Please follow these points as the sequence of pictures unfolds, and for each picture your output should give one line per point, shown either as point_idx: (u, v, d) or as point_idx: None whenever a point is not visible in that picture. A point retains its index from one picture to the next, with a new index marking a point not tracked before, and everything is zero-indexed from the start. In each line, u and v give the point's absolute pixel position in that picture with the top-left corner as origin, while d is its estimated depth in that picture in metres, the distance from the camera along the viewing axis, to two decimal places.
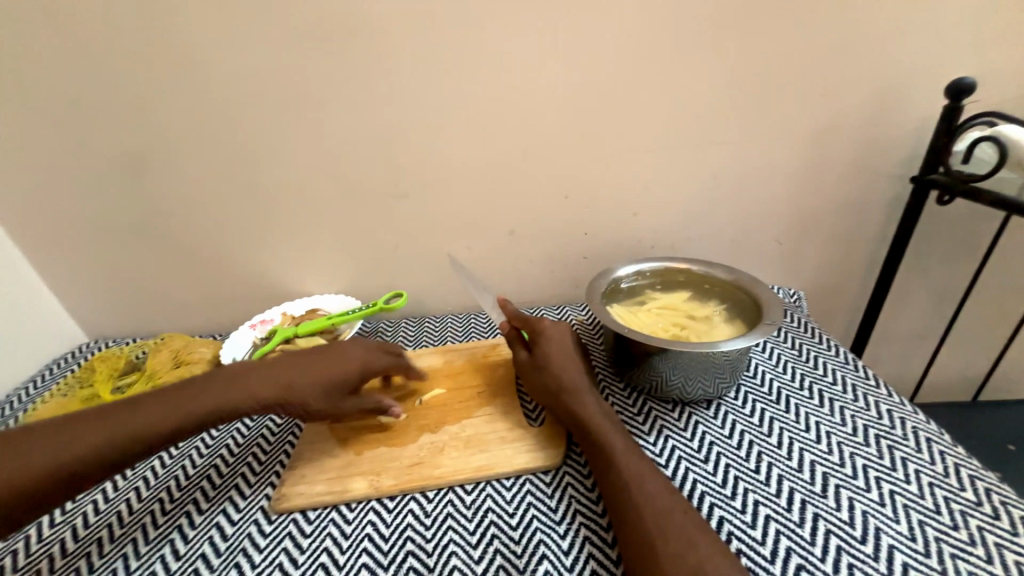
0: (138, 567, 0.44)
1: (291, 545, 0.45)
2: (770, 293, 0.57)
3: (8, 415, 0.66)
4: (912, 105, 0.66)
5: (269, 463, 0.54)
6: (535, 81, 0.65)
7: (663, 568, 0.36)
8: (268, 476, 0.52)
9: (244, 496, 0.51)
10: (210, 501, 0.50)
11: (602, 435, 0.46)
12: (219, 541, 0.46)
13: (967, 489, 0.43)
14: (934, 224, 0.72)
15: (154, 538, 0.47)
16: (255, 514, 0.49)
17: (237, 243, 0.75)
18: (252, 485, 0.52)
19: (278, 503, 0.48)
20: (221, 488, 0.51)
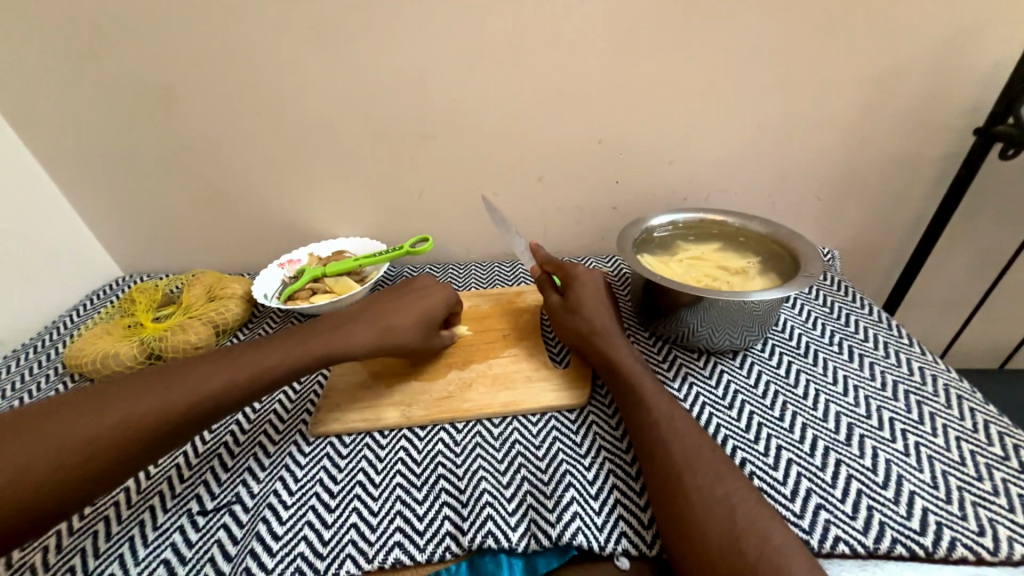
0: (189, 478, 0.47)
1: (329, 464, 0.48)
2: (810, 246, 0.55)
3: (56, 341, 0.69)
4: (988, 46, 0.60)
5: (302, 395, 0.56)
6: (573, 10, 0.60)
7: (688, 497, 0.37)
8: (303, 404, 0.55)
9: (282, 418, 0.53)
10: (250, 425, 0.53)
11: (633, 377, 0.47)
12: (261, 461, 0.49)
13: (994, 444, 0.43)
14: (990, 183, 0.68)
15: (201, 454, 0.50)
16: (294, 436, 0.51)
17: (264, 182, 0.74)
18: (290, 411, 0.54)
19: (315, 426, 0.51)
20: (260, 413, 0.54)
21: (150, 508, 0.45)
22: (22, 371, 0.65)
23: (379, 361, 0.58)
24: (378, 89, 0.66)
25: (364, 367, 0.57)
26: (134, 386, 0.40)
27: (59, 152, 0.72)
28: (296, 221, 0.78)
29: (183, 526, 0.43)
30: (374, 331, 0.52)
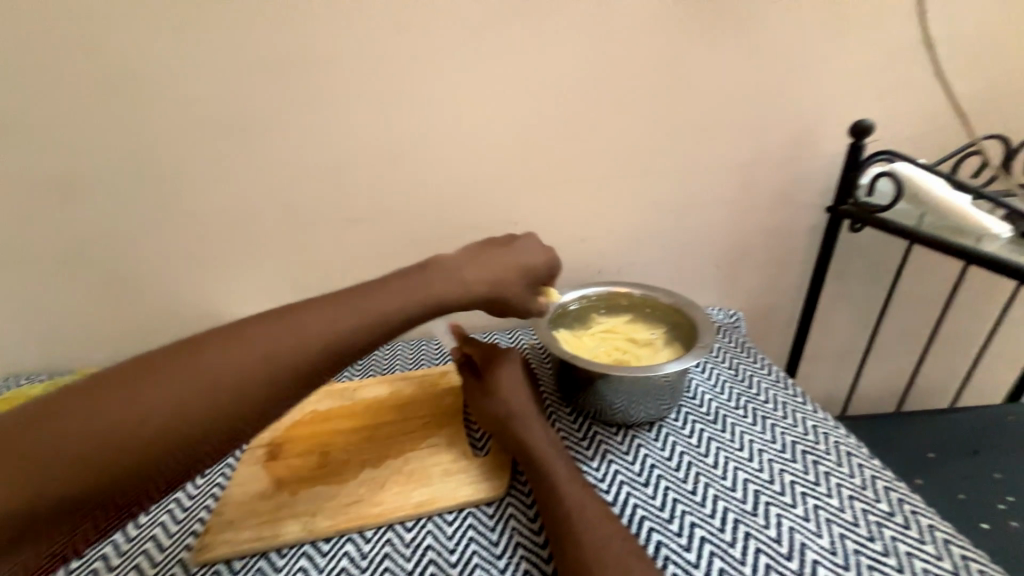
0: None
1: None
2: (705, 315, 0.60)
3: None
4: (827, 141, 0.72)
5: (202, 495, 0.52)
6: (479, 111, 0.66)
7: None
8: (200, 505, 0.51)
9: (184, 507, 0.51)
10: (121, 559, 0.46)
11: (547, 462, 0.46)
12: (154, 553, 0.47)
13: (882, 500, 0.46)
14: (852, 249, 0.78)
15: None
16: (172, 567, 0.45)
17: (170, 272, 0.71)
18: (172, 534, 0.48)
19: (200, 553, 0.45)
20: (135, 542, 0.48)
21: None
22: None
23: (284, 465, 0.53)
24: (295, 179, 0.67)
25: (266, 473, 0.52)
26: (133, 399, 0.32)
27: None
28: (205, 311, 0.74)
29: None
30: None
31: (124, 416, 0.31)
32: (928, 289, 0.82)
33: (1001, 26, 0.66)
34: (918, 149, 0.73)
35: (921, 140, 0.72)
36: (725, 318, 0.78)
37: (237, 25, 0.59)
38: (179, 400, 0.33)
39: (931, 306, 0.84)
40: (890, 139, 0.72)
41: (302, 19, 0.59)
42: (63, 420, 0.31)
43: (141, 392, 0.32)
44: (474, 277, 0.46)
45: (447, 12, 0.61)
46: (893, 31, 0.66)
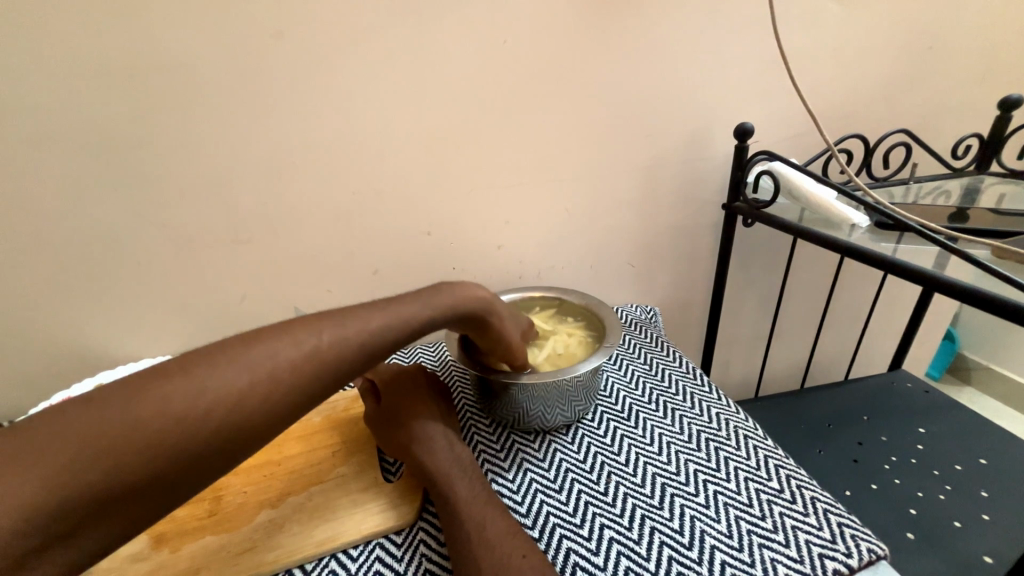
0: None
1: None
2: (613, 314, 0.61)
3: None
4: (718, 142, 0.76)
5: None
6: (378, 120, 0.63)
7: None
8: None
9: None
10: None
11: (451, 484, 0.44)
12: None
13: (773, 479, 0.49)
14: (749, 242, 0.84)
15: None
16: None
17: (34, 309, 0.63)
18: None
19: None
20: None
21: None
22: None
23: (170, 519, 0.47)
24: (175, 196, 0.61)
25: (148, 532, 0.46)
26: (213, 369, 0.33)
27: None
28: (88, 347, 0.67)
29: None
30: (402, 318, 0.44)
31: (165, 411, 0.31)
32: (817, 273, 0.91)
33: (851, 37, 0.74)
34: (798, 147, 0.80)
35: (795, 140, 0.79)
36: (643, 314, 0.80)
37: (80, 31, 0.52)
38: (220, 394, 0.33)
39: (821, 288, 0.92)
40: (769, 140, 0.78)
41: (153, 18, 0.53)
42: (95, 419, 0.30)
43: (176, 389, 0.32)
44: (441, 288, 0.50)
45: (324, 16, 0.57)
46: (764, 42, 0.71)
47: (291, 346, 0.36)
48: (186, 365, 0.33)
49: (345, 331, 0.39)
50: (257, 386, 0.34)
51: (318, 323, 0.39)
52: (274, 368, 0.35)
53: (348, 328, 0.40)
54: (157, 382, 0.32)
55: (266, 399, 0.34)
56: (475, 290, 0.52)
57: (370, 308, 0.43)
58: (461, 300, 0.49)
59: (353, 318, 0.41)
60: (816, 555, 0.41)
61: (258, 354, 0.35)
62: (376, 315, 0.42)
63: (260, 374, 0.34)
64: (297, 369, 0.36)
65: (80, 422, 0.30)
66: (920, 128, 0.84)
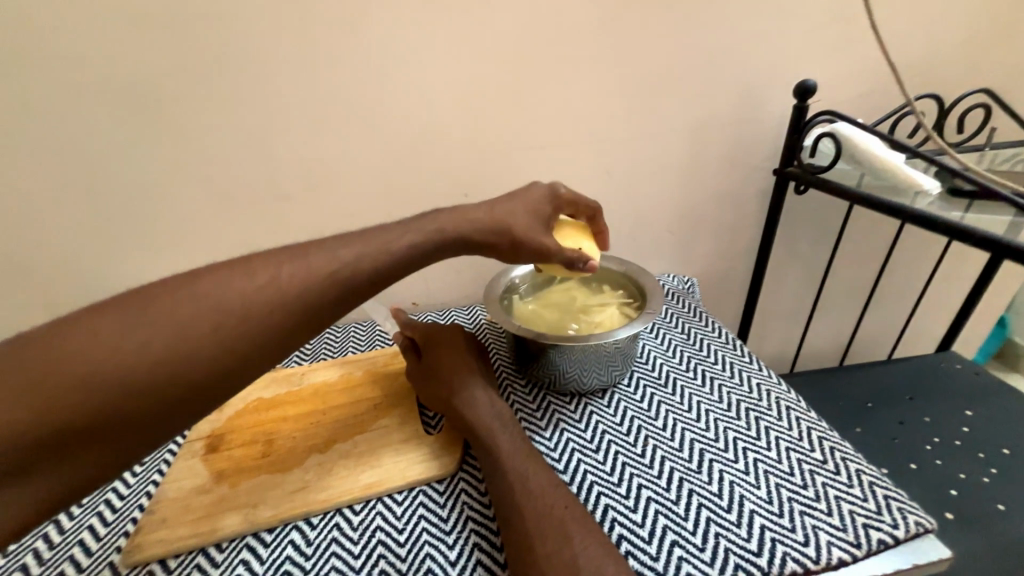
0: (121, 510, 0.48)
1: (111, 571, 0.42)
2: (653, 280, 0.60)
3: None
4: (772, 101, 0.72)
5: (94, 567, 0.43)
6: (418, 76, 0.63)
7: (542, 570, 0.35)
8: (101, 562, 0.43)
9: (81, 565, 0.43)
10: (123, 502, 0.49)
11: (494, 437, 0.45)
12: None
13: (817, 450, 0.48)
14: (799, 210, 0.80)
15: (121, 508, 0.48)
16: (140, 501, 0.48)
17: (91, 258, 0.66)
18: (118, 509, 0.48)
19: (147, 518, 0.45)
20: (129, 499, 0.49)
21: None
22: None
23: (227, 457, 0.51)
24: (222, 152, 0.63)
25: (207, 467, 0.50)
26: (234, 277, 0.36)
27: None
28: None
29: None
30: (377, 247, 0.42)
31: (118, 347, 0.31)
32: (869, 245, 0.86)
33: None
34: (861, 108, 0.74)
35: (860, 100, 0.73)
36: (680, 284, 0.78)
37: None
38: (100, 358, 0.30)
39: (872, 262, 0.88)
40: (829, 101, 0.72)
41: None
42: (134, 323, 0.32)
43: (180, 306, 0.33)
44: (422, 221, 0.47)
45: None
46: None
47: (298, 266, 0.38)
48: (14, 349, 0.30)
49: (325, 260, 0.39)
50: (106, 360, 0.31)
51: (314, 253, 0.40)
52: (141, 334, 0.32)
53: (254, 278, 0.36)
54: (16, 355, 0.30)
55: (286, 303, 0.36)
56: (455, 219, 0.49)
57: (341, 240, 0.42)
58: (444, 229, 0.47)
59: (322, 250, 0.40)
60: (861, 526, 0.41)
61: (262, 266, 0.37)
62: (347, 245, 0.41)
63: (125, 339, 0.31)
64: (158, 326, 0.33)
65: (79, 344, 0.30)
66: (1002, 88, 0.76)
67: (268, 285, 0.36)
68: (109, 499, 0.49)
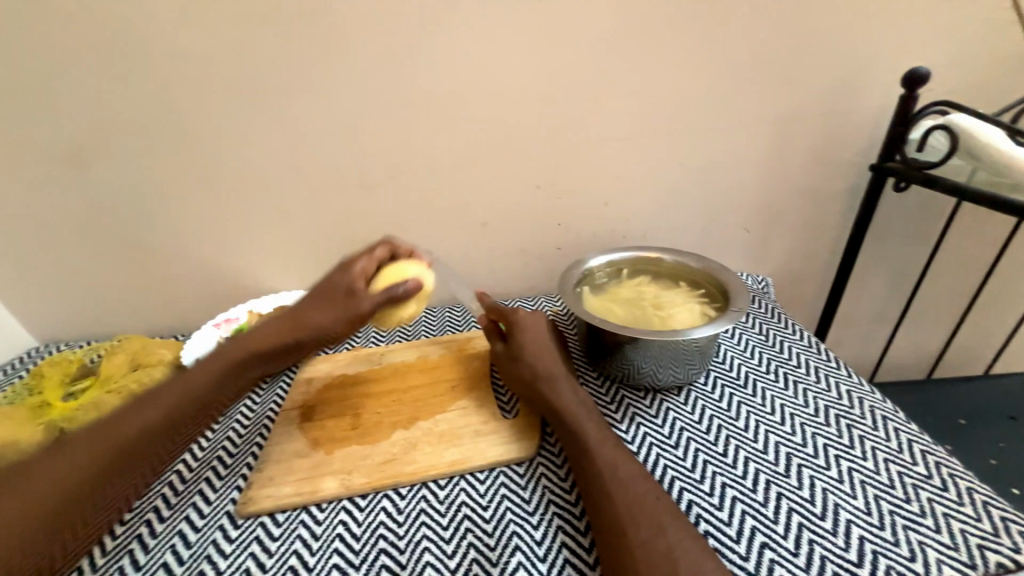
0: (230, 469, 0.52)
1: (226, 523, 0.46)
2: (737, 279, 0.59)
3: None
4: (870, 92, 0.67)
5: (213, 516, 0.47)
6: (500, 70, 0.64)
7: (636, 557, 0.36)
8: (219, 512, 0.48)
9: (202, 513, 0.48)
10: (232, 460, 0.53)
11: (578, 424, 0.46)
12: (154, 526, 0.47)
13: (919, 464, 0.45)
14: (893, 210, 0.75)
15: (230, 466, 0.53)
16: (247, 460, 0.53)
17: (197, 240, 0.73)
18: (228, 467, 0.52)
19: (257, 477, 0.49)
20: (237, 458, 0.53)
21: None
22: None
23: (321, 426, 0.55)
24: (316, 141, 0.67)
25: (304, 434, 0.54)
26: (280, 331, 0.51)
27: None
28: (235, 276, 0.77)
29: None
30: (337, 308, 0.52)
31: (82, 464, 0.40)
32: (972, 250, 0.79)
33: None
34: (974, 100, 0.68)
35: (973, 90, 0.67)
36: (755, 283, 0.75)
37: None
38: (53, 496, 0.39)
39: (974, 269, 0.80)
40: (937, 92, 0.67)
41: None
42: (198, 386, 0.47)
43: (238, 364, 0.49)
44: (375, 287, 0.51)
45: None
46: None
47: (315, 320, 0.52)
48: (103, 427, 0.42)
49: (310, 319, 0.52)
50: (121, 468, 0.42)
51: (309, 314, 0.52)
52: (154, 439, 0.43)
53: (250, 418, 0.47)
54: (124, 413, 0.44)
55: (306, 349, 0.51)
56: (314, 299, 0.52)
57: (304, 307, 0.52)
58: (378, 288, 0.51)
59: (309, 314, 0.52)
60: (975, 546, 0.38)
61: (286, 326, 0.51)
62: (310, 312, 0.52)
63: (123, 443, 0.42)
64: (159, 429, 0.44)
65: (161, 410, 0.44)
66: None
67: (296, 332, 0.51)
68: (220, 456, 0.54)
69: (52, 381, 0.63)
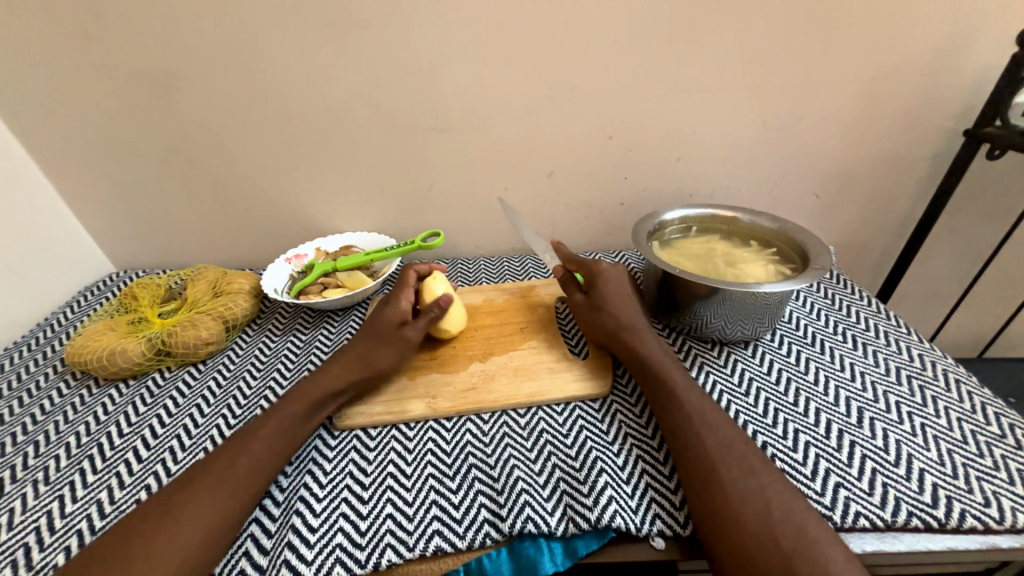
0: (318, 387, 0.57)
1: (324, 435, 0.50)
2: (817, 240, 0.58)
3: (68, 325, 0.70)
4: (975, 52, 0.63)
5: (299, 462, 0.48)
6: (588, 10, 0.62)
7: (727, 493, 0.38)
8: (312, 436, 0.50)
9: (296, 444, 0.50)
10: None
11: (669, 385, 0.47)
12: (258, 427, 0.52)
13: (992, 424, 0.46)
14: (976, 182, 0.72)
15: None
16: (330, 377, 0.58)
17: (271, 176, 0.75)
18: None
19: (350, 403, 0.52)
20: None
21: (78, 473, 0.49)
22: (47, 346, 0.67)
23: None
24: (394, 78, 0.67)
25: None
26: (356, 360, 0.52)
27: (61, 135, 0.71)
28: (303, 215, 0.79)
29: (92, 512, 0.45)
30: (397, 336, 0.53)
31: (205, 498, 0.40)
32: None
33: None
34: None
35: None
36: None
37: None
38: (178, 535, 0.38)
39: None
40: None
41: None
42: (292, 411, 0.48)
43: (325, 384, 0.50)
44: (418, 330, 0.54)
45: None
46: None
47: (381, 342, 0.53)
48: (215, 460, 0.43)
49: (373, 335, 0.54)
50: (266, 477, 0.43)
51: (377, 338, 0.53)
52: (288, 446, 0.46)
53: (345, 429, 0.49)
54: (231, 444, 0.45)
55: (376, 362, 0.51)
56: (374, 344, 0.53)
57: (369, 339, 0.53)
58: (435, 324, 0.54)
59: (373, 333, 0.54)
60: None
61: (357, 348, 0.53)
62: (377, 342, 0.53)
63: (262, 455, 0.44)
64: (286, 440, 0.46)
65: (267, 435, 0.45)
66: None
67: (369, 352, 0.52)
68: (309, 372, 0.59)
69: (145, 300, 0.68)
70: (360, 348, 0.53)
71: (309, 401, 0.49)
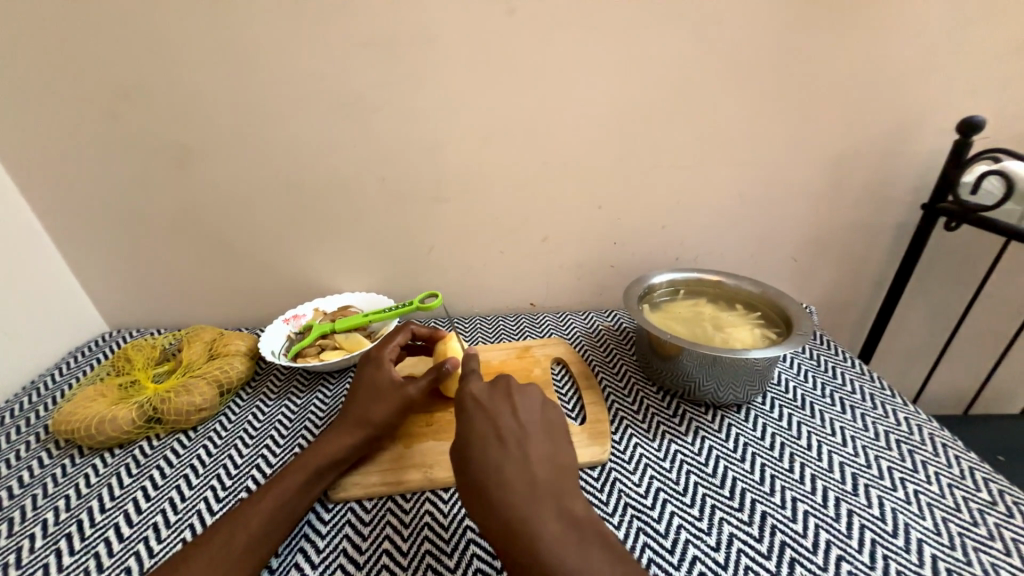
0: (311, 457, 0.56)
1: (318, 509, 0.49)
2: (798, 306, 0.61)
3: (55, 389, 0.69)
4: (924, 137, 0.71)
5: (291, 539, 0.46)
6: (579, 97, 0.68)
7: None
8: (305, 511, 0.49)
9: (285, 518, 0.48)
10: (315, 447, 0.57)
11: (557, 550, 0.36)
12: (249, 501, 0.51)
13: (982, 490, 0.47)
14: (940, 248, 0.77)
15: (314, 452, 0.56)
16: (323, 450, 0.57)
17: (275, 239, 0.78)
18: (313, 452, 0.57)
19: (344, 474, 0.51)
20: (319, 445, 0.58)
21: (55, 553, 0.46)
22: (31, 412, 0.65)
23: None
24: (399, 152, 0.71)
25: None
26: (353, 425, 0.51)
27: (72, 202, 0.73)
28: (304, 275, 0.81)
29: None
30: (393, 398, 0.53)
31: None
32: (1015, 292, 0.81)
33: None
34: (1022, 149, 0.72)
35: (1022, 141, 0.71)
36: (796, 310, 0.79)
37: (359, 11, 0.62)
38: None
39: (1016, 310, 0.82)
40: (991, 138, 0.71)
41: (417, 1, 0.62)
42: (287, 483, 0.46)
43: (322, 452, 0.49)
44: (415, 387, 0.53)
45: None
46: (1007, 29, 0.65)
47: (377, 406, 0.52)
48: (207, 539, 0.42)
49: (369, 398, 0.53)
50: (258, 557, 0.42)
51: (374, 402, 0.53)
52: (284, 520, 0.45)
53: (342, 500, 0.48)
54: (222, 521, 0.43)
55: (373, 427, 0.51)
56: (370, 406, 0.52)
57: (365, 403, 0.53)
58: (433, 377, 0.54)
59: (368, 396, 0.53)
60: None
61: (354, 412, 0.52)
62: (373, 406, 0.52)
63: (256, 534, 0.42)
64: (281, 514, 0.45)
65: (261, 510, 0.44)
66: None
67: (366, 416, 0.52)
68: (304, 440, 0.58)
69: (138, 362, 0.67)
70: (357, 412, 0.52)
71: (305, 472, 0.48)
